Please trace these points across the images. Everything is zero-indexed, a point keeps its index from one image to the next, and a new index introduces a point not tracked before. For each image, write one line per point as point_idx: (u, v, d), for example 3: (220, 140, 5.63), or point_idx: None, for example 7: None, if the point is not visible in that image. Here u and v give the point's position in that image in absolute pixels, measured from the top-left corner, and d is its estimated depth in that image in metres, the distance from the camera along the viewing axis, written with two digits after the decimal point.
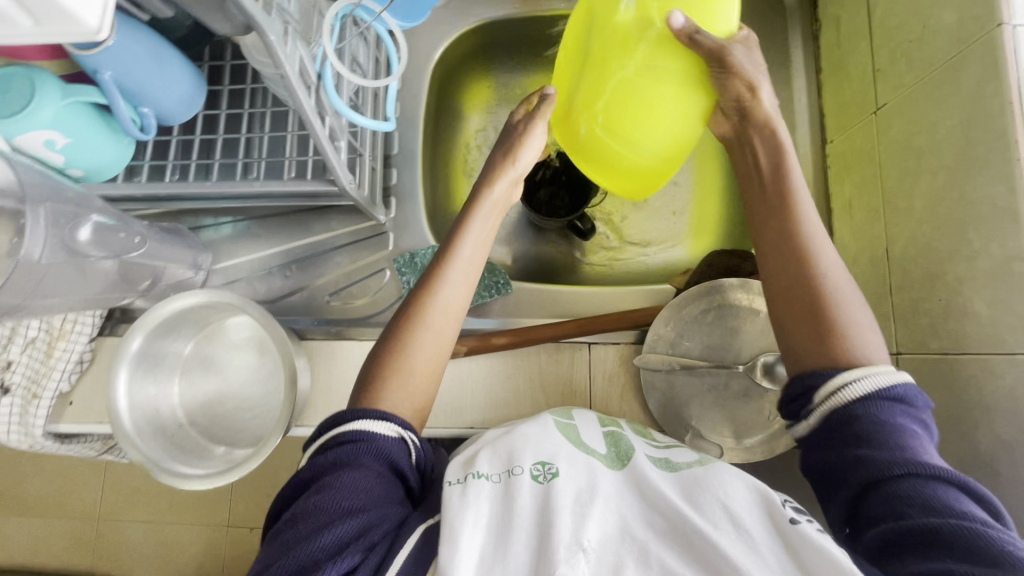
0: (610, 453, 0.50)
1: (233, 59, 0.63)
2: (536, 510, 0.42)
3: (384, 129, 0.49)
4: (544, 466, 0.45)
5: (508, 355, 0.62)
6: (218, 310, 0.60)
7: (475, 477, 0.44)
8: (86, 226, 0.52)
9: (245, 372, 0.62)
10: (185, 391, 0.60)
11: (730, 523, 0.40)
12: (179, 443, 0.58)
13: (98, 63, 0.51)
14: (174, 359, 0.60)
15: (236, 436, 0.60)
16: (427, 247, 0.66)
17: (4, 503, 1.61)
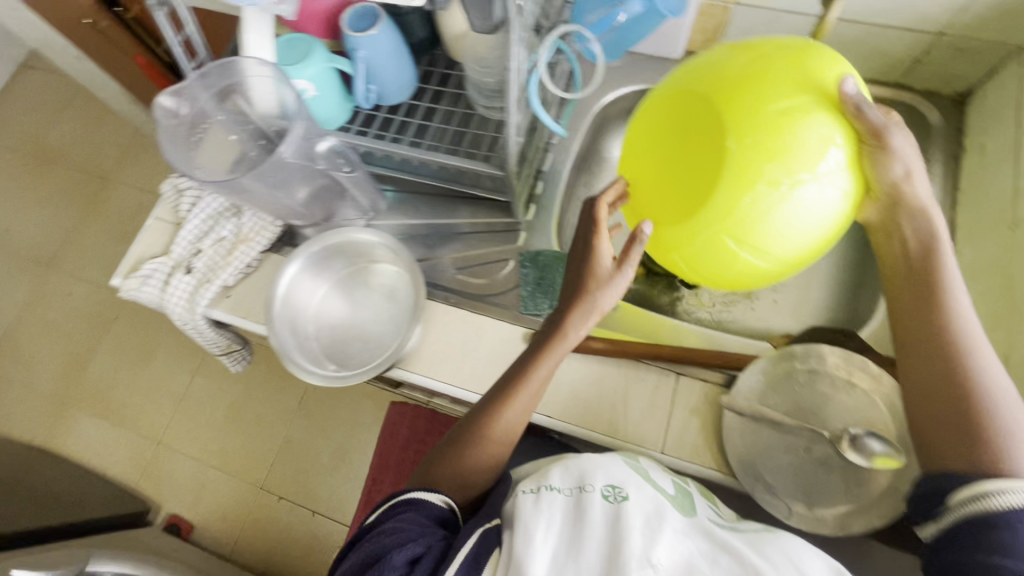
0: (677, 497, 0.51)
1: (444, 69, 0.79)
2: (606, 524, 0.44)
3: (559, 131, 0.58)
4: (614, 489, 0.48)
5: (600, 361, 0.67)
6: (374, 253, 0.71)
7: (549, 488, 0.49)
8: (326, 139, 0.68)
9: (373, 308, 0.71)
10: (323, 307, 0.71)
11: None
12: (303, 345, 0.68)
13: (359, 43, 0.67)
14: (326, 278, 0.71)
15: (348, 357, 0.69)
16: (551, 250, 0.74)
17: (91, 403, 1.80)
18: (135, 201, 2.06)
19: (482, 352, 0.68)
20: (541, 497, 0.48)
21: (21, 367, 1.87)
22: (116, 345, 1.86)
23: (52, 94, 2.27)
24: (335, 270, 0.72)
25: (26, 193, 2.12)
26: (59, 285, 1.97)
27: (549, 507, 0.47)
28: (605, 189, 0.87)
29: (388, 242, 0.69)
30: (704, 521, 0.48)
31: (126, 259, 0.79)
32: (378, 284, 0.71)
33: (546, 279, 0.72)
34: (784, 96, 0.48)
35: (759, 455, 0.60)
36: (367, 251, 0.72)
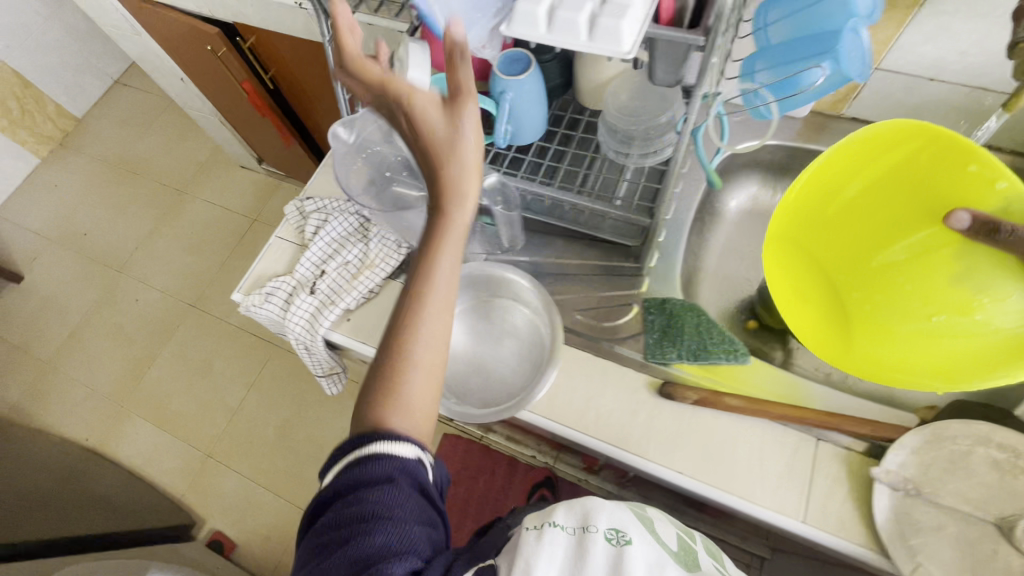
0: (682, 554, 0.55)
1: (573, 113, 0.81)
2: (608, 567, 0.48)
3: (717, 182, 0.59)
4: (617, 532, 0.52)
5: (734, 419, 0.65)
6: (513, 293, 0.71)
7: (552, 525, 0.51)
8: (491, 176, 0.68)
9: (504, 347, 0.70)
10: (454, 341, 0.71)
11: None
12: (423, 365, 0.68)
13: (507, 85, 0.69)
14: (460, 312, 0.72)
15: (475, 393, 0.68)
16: (677, 299, 0.73)
17: (147, 410, 1.81)
18: (207, 214, 2.14)
19: (607, 398, 0.67)
20: (543, 532, 0.51)
21: (83, 368, 1.92)
22: (176, 353, 1.89)
23: (140, 111, 2.41)
24: (470, 303, 0.72)
25: (107, 201, 2.22)
26: (128, 290, 2.03)
27: (549, 545, 0.49)
28: (719, 242, 0.87)
29: (525, 283, 0.69)
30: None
31: (249, 275, 0.80)
32: (511, 322, 0.70)
33: (673, 327, 0.70)
34: (915, 236, 0.66)
35: (917, 534, 0.55)
36: (503, 288, 0.72)
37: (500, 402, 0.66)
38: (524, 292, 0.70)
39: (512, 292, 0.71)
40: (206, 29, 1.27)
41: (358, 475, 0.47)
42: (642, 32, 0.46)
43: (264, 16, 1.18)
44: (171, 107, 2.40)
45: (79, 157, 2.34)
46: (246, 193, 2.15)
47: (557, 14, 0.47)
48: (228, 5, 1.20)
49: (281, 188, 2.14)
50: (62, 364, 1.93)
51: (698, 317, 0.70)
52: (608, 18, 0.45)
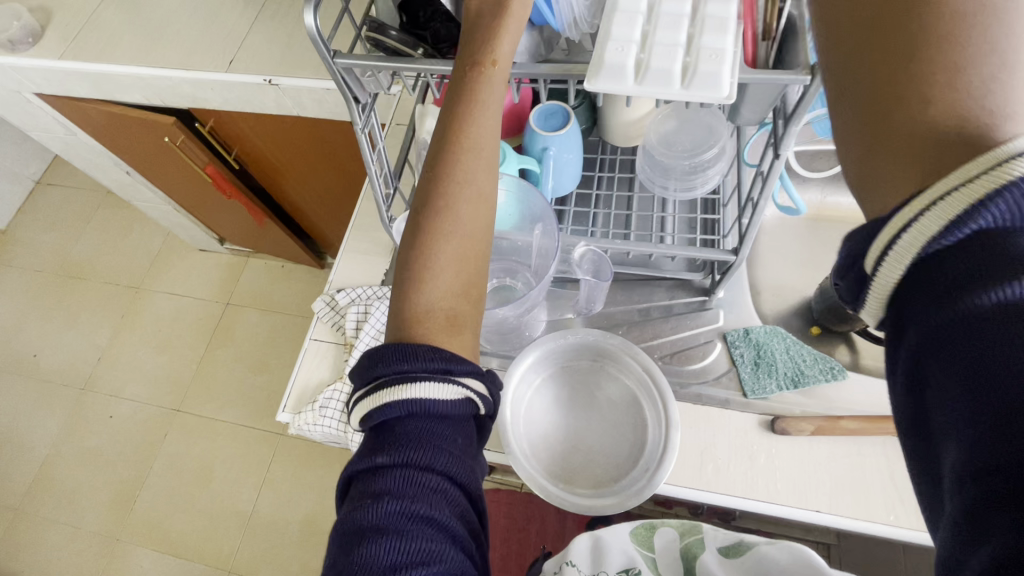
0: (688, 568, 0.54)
1: (604, 154, 0.78)
2: None
3: (803, 206, 0.61)
4: (627, 573, 0.53)
5: (852, 441, 0.63)
6: (600, 356, 0.68)
7: (567, 564, 0.54)
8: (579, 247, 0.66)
9: (605, 418, 0.65)
10: (548, 421, 0.65)
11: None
12: (524, 449, 0.63)
13: (549, 141, 0.66)
14: (546, 387, 0.67)
15: (584, 474, 0.62)
16: (758, 326, 0.71)
17: (148, 536, 1.63)
18: (172, 308, 1.97)
19: (720, 447, 0.64)
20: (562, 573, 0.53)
21: (63, 505, 1.71)
22: (169, 466, 1.72)
23: (74, 209, 2.21)
24: (556, 374, 0.68)
25: (53, 314, 2.01)
26: (98, 407, 1.83)
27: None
28: (762, 254, 0.87)
29: (615, 340, 0.66)
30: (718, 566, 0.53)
31: (291, 391, 0.73)
32: (605, 388, 0.66)
33: (764, 357, 0.68)
34: None
35: None
36: (590, 352, 0.68)
37: (619, 480, 0.61)
38: (611, 353, 0.67)
39: (595, 352, 0.68)
40: (161, 120, 1.17)
41: (400, 433, 0.39)
42: (740, 77, 0.42)
43: (229, 98, 1.10)
44: (109, 199, 2.22)
45: (9, 271, 2.11)
46: (211, 277, 2.01)
47: (648, 65, 0.42)
48: (185, 92, 1.11)
49: (249, 264, 2.01)
50: (37, 506, 1.71)
51: (784, 342, 0.69)
52: (708, 64, 0.41)
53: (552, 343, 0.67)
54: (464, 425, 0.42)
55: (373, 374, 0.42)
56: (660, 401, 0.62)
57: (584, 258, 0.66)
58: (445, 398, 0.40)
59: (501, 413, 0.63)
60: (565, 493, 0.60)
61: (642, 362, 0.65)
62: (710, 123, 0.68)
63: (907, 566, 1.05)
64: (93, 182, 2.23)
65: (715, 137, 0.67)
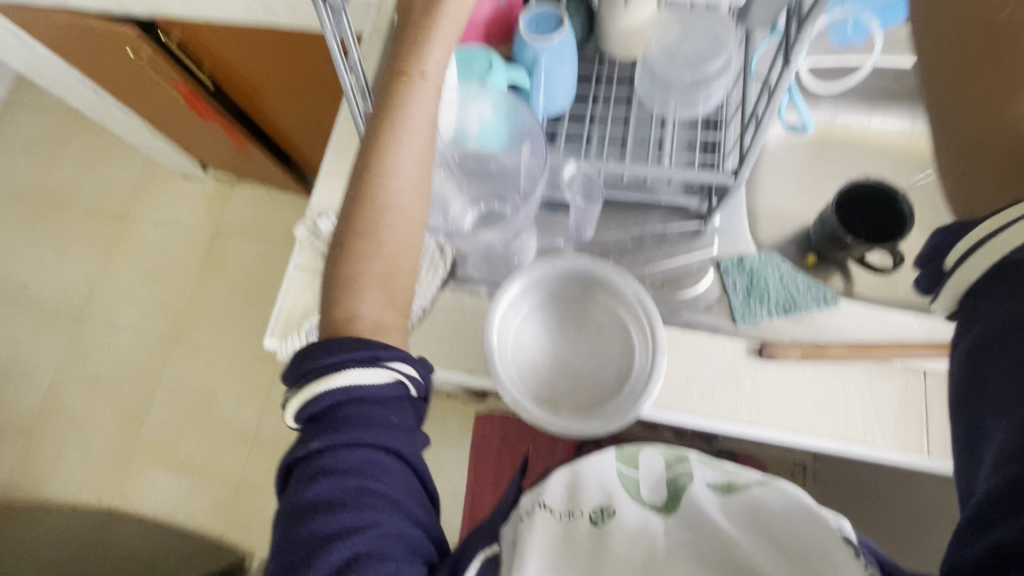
0: (669, 501, 0.50)
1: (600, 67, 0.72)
2: (590, 551, 0.45)
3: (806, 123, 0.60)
4: (602, 509, 0.49)
5: (838, 367, 0.63)
6: (590, 284, 0.66)
7: (540, 508, 0.49)
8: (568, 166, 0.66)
9: (591, 346, 0.65)
10: (535, 349, 0.65)
11: (791, 554, 0.43)
12: (510, 375, 0.62)
13: (540, 50, 0.60)
14: (534, 316, 0.67)
15: (570, 399, 0.63)
16: (753, 253, 0.69)
17: (157, 456, 1.70)
18: (160, 237, 1.93)
19: (706, 372, 0.64)
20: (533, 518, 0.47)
21: (72, 428, 1.76)
22: (171, 392, 1.76)
23: (46, 134, 2.10)
24: (544, 303, 0.67)
25: (38, 243, 1.97)
26: (96, 336, 1.85)
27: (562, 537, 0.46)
28: (761, 179, 0.83)
29: (606, 267, 0.65)
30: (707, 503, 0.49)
31: (276, 317, 0.72)
32: (594, 315, 0.66)
33: (756, 284, 0.67)
34: None
35: None
36: (580, 282, 0.67)
37: (604, 405, 0.62)
38: (601, 283, 0.66)
39: (584, 281, 0.66)
40: (121, 30, 1.08)
41: (333, 421, 0.41)
42: None
43: (193, 4, 1.00)
44: (81, 123, 2.11)
45: None
46: (197, 206, 1.95)
47: None
48: None
49: (235, 192, 1.95)
50: (47, 429, 1.77)
51: (778, 270, 0.68)
52: None
53: (541, 270, 0.66)
54: (402, 406, 0.44)
55: (307, 355, 0.44)
56: (648, 328, 0.62)
57: (573, 179, 0.67)
58: (375, 384, 0.42)
59: (488, 339, 0.62)
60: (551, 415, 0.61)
61: (633, 291, 0.64)
62: (716, 32, 0.62)
63: (877, 482, 1.11)
64: (63, 104, 2.10)
65: (721, 47, 0.62)
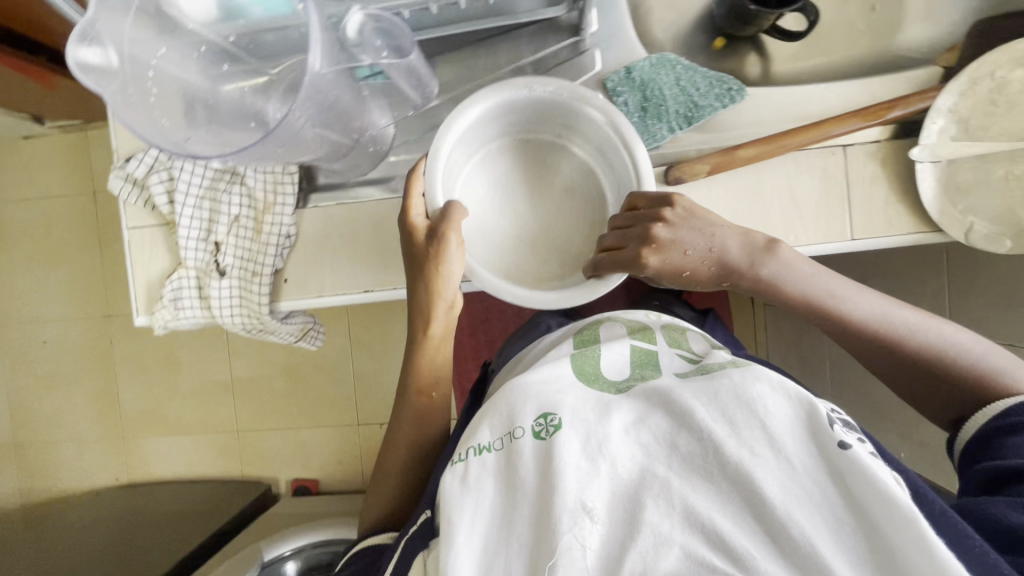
0: (633, 377, 0.54)
1: None
2: (539, 468, 0.42)
3: None
4: (545, 419, 0.45)
5: (754, 170, 0.55)
6: (572, 120, 0.57)
7: (477, 452, 0.45)
8: (354, 15, 0.45)
9: (555, 201, 0.62)
10: (490, 206, 0.61)
11: (769, 447, 0.40)
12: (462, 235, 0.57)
13: None
14: (489, 164, 0.61)
15: (525, 265, 0.60)
16: (643, 59, 0.57)
17: (148, 427, 1.71)
18: (36, 215, 1.70)
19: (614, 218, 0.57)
20: (468, 466, 0.44)
21: (54, 427, 1.74)
22: (132, 367, 1.70)
23: None
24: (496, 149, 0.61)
25: None
26: (26, 336, 1.73)
27: (520, 460, 0.43)
28: None
29: (596, 103, 0.53)
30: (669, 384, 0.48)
31: (133, 291, 0.62)
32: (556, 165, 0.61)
33: (653, 98, 0.56)
34: None
35: (968, 197, 0.53)
36: (554, 122, 0.59)
37: (562, 271, 0.60)
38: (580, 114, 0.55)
39: (553, 113, 0.57)
40: None
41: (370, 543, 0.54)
42: None
43: None
44: None
45: None
46: (58, 167, 1.68)
47: None
48: None
49: (93, 139, 1.66)
50: (32, 435, 1.75)
51: (674, 72, 0.56)
52: None
53: (510, 97, 0.54)
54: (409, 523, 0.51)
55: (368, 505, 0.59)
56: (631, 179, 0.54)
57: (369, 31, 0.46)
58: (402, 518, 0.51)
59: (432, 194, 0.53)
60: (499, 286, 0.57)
61: (609, 117, 0.53)
62: None
63: None
64: None
65: None
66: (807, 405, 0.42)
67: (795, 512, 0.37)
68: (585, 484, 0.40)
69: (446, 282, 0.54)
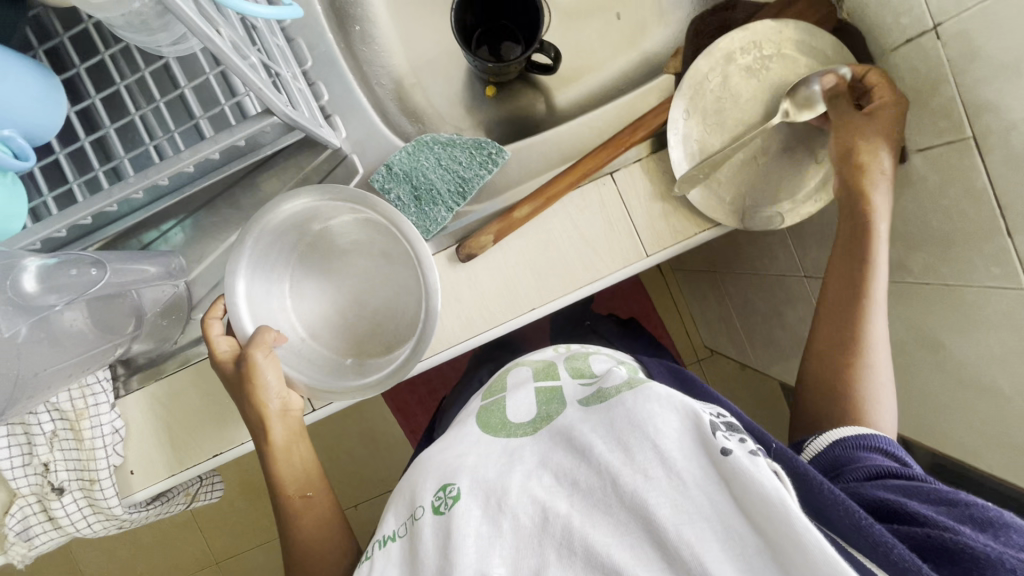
0: (540, 413, 0.44)
1: (68, 30, 0.50)
2: (438, 547, 0.35)
3: (292, 12, 0.39)
4: (444, 492, 0.38)
5: (536, 223, 0.57)
6: (336, 212, 0.55)
7: (381, 546, 0.40)
8: (26, 275, 0.45)
9: (382, 275, 0.56)
10: (325, 306, 0.56)
11: (661, 468, 0.33)
12: (308, 359, 0.54)
13: None
14: (305, 267, 0.56)
15: (374, 342, 0.56)
16: (398, 152, 0.59)
17: None
18: None
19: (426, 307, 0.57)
20: (373, 565, 0.39)
21: None
22: None
23: None
24: (303, 260, 0.56)
25: None
26: None
27: (425, 543, 0.36)
28: (393, 35, 0.67)
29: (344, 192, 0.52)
30: (569, 419, 0.40)
31: None
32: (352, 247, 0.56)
33: (421, 185, 0.58)
34: None
35: (730, 188, 0.56)
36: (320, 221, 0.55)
37: (389, 348, 0.55)
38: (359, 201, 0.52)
39: (347, 208, 0.54)
40: None
41: None
42: None
43: None
44: None
45: None
46: None
47: None
48: None
49: None
50: None
51: (434, 154, 0.59)
52: None
53: (276, 217, 0.53)
54: None
55: None
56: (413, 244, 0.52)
57: (47, 283, 0.45)
58: None
59: (237, 322, 0.51)
60: (339, 383, 0.54)
61: (388, 216, 0.52)
62: None
63: None
64: None
65: None
66: (691, 412, 0.34)
67: (688, 531, 0.30)
68: (486, 556, 0.34)
69: (266, 396, 0.50)
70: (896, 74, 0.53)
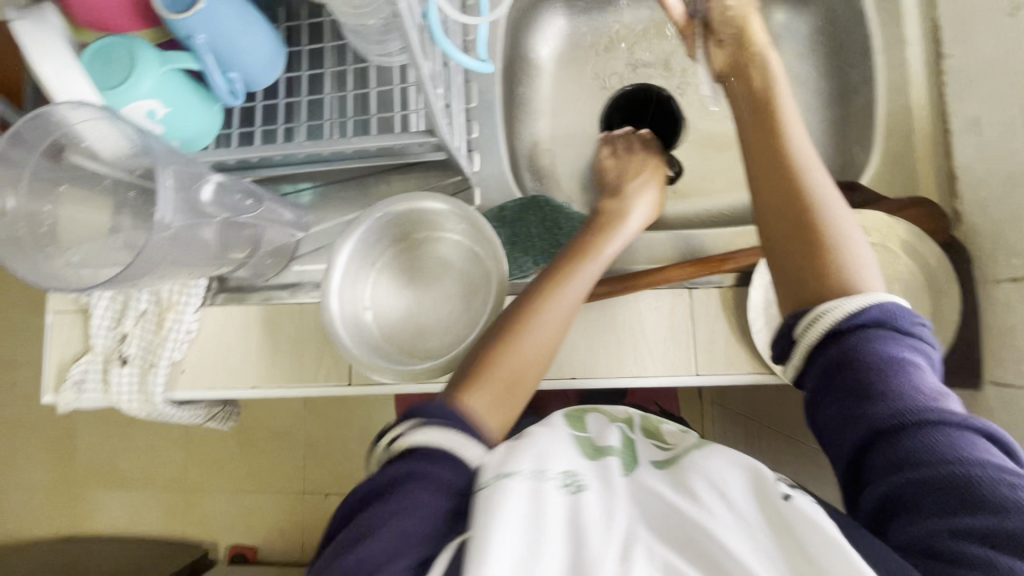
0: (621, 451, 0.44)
1: (310, 17, 0.62)
2: (567, 525, 0.35)
3: (485, 69, 0.48)
4: (572, 475, 0.38)
5: (606, 304, 0.61)
6: (433, 221, 0.61)
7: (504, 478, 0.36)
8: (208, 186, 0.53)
9: (452, 288, 0.62)
10: (398, 297, 0.62)
11: (722, 503, 0.36)
12: (366, 336, 0.59)
13: (191, 26, 0.51)
14: (394, 262, 0.63)
15: (424, 340, 0.60)
16: (512, 201, 0.66)
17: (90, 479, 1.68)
18: None
19: None
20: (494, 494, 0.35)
21: None
22: None
23: None
24: (394, 255, 0.62)
25: None
26: None
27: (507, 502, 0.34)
28: (548, 105, 0.76)
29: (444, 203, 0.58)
30: (648, 475, 0.41)
31: (45, 370, 0.67)
32: (437, 256, 0.62)
33: (520, 235, 0.64)
34: None
35: None
36: (417, 225, 0.62)
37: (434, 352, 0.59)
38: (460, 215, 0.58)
39: (456, 227, 0.60)
40: None
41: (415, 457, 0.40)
42: None
43: None
44: None
45: None
46: None
47: None
48: None
49: None
50: None
51: (540, 213, 0.65)
52: None
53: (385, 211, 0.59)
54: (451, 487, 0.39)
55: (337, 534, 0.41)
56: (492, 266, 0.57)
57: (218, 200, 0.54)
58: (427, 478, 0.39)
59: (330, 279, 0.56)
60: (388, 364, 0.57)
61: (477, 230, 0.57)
62: None
63: None
64: None
65: None
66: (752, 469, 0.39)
67: (752, 560, 0.33)
68: (602, 551, 0.34)
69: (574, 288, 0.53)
70: (990, 306, 0.54)
